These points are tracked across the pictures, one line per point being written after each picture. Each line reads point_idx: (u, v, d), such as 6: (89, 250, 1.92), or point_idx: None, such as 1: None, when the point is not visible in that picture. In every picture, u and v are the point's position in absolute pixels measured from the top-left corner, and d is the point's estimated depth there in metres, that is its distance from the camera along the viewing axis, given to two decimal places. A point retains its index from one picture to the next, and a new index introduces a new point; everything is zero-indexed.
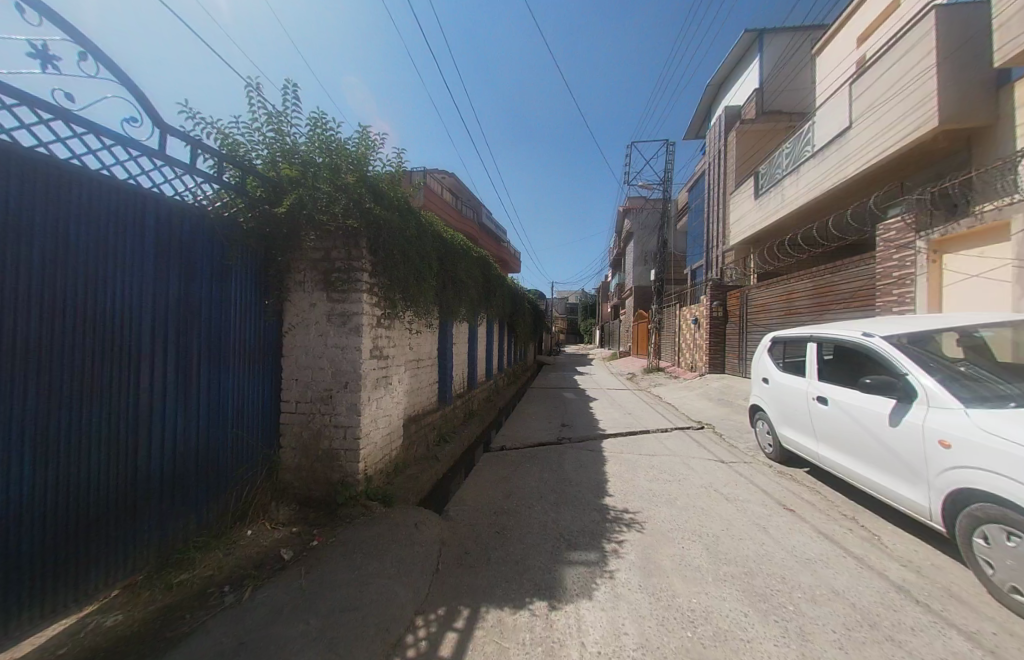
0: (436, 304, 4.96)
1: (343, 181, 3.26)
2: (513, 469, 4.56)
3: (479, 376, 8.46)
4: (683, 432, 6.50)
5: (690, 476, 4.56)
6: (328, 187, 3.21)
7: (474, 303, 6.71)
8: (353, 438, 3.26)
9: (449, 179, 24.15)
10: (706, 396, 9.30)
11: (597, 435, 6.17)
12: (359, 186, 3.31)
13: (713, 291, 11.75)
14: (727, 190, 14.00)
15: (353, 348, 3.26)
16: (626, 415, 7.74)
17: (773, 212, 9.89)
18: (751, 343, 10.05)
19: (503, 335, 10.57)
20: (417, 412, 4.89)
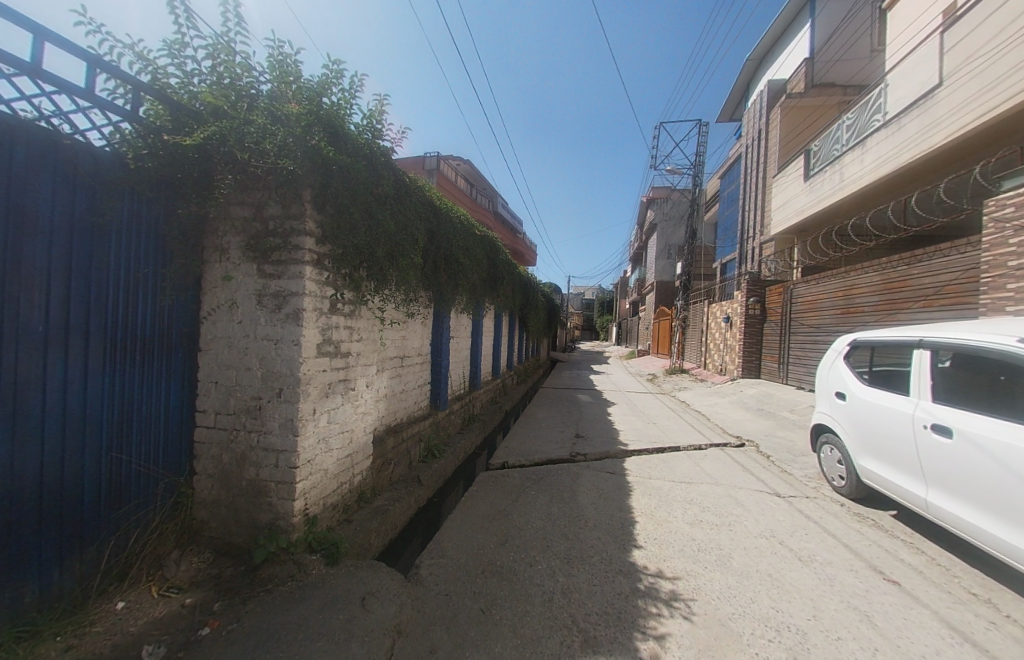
0: (425, 289, 4.03)
1: (283, 110, 2.32)
2: (513, 499, 3.60)
3: (484, 375, 7.53)
4: (722, 452, 5.43)
5: (740, 517, 3.53)
6: (262, 118, 2.26)
7: (477, 292, 5.72)
8: (286, 468, 2.34)
9: (464, 166, 23.16)
10: (743, 405, 8.14)
11: (618, 451, 5.17)
12: (306, 117, 2.35)
13: (750, 285, 10.48)
14: (766, 175, 12.60)
15: (289, 342, 2.33)
16: (651, 426, 6.71)
17: (828, 195, 8.58)
18: (795, 346, 8.79)
19: (513, 330, 9.58)
20: (398, 422, 3.97)
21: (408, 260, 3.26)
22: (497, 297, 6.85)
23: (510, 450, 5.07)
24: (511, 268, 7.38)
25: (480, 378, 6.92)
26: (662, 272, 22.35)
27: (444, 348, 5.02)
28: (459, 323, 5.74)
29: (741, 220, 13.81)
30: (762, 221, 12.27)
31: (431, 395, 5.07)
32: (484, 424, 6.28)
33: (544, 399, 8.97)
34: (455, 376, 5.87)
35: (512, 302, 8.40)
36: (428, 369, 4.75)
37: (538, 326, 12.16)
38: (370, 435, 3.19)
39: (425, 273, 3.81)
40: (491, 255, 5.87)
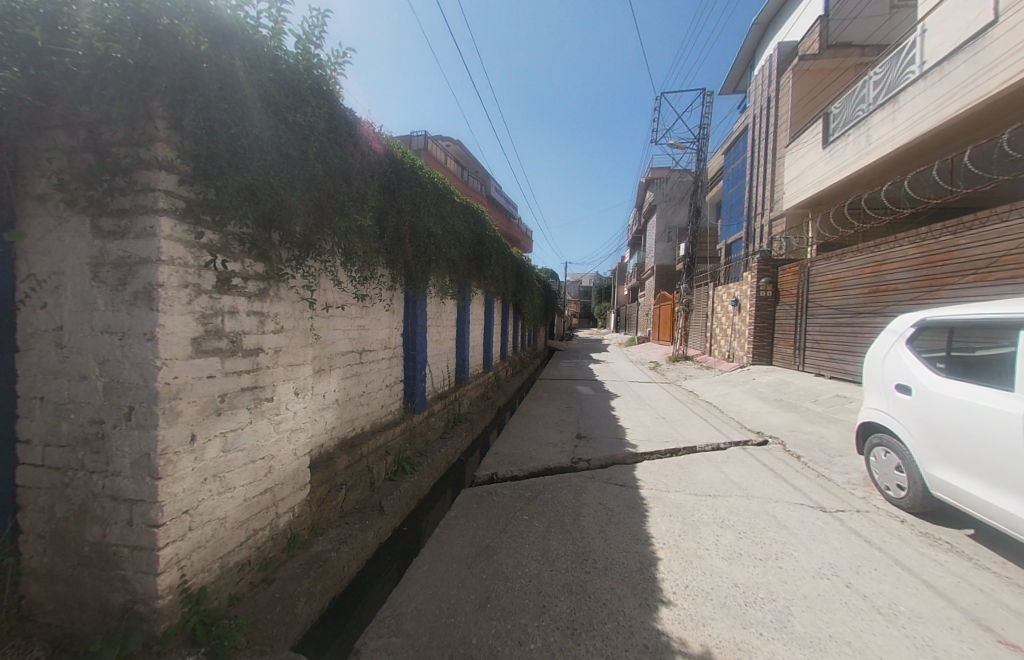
0: (385, 264, 3.18)
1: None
2: (499, 528, 2.82)
3: (472, 367, 6.71)
4: (744, 453, 4.69)
5: (788, 544, 2.77)
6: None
7: (459, 274, 4.87)
8: (144, 526, 1.54)
9: (454, 146, 21.97)
10: (758, 395, 7.37)
11: (626, 454, 4.40)
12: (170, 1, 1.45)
13: (761, 264, 9.66)
14: (774, 146, 11.67)
15: (139, 337, 1.51)
16: (660, 421, 5.95)
17: (850, 163, 7.72)
18: (813, 329, 7.99)
19: (506, 318, 8.74)
20: (356, 433, 3.15)
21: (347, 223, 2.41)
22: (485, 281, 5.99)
23: (499, 456, 4.28)
24: (500, 248, 6.50)
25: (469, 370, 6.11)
26: (662, 256, 21.45)
27: (423, 338, 4.18)
28: (439, 309, 4.89)
29: (747, 197, 12.90)
30: (771, 195, 11.39)
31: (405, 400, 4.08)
32: (474, 423, 5.47)
33: (539, 392, 8.18)
34: (438, 371, 5.05)
35: (502, 288, 7.53)
36: (400, 364, 3.93)
37: (534, 313, 11.31)
38: (306, 457, 2.39)
39: (380, 245, 2.96)
40: (474, 231, 5.00)
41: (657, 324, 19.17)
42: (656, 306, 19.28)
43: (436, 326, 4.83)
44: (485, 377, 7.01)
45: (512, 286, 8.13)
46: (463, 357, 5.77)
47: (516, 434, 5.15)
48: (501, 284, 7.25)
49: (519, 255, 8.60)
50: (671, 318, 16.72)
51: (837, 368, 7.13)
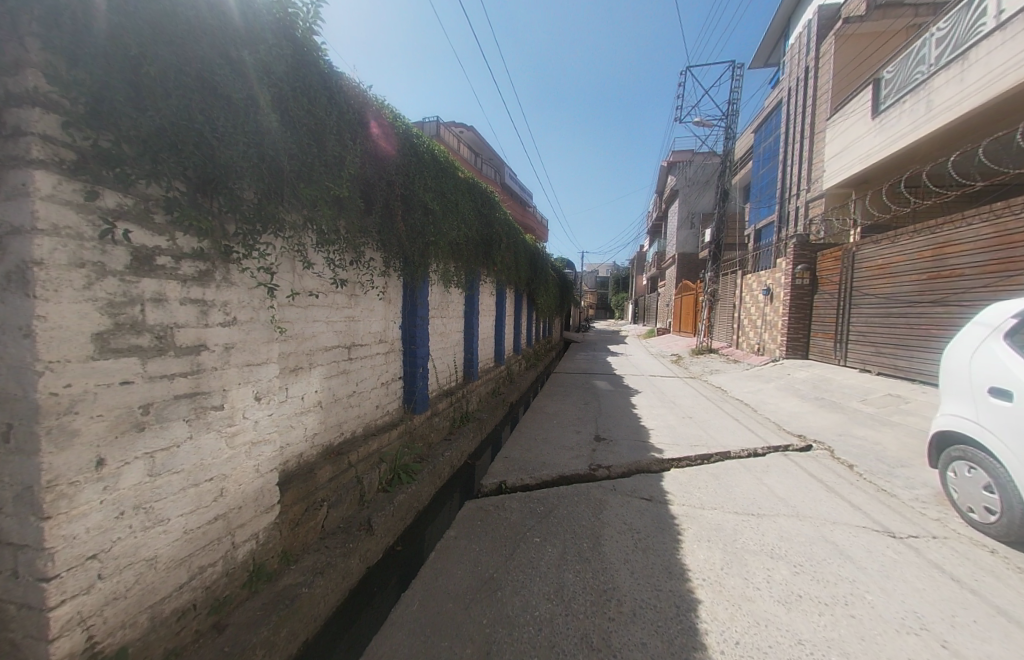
0: (374, 245, 2.74)
1: None
2: (506, 552, 2.39)
3: (483, 361, 6.28)
4: (787, 460, 4.12)
5: (858, 583, 2.26)
6: None
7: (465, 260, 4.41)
8: (29, 580, 1.17)
9: (467, 133, 21.35)
10: (795, 392, 6.72)
11: (651, 460, 3.92)
12: None
13: (798, 250, 8.85)
14: (812, 120, 10.69)
15: (11, 333, 1.13)
16: (686, 420, 5.42)
17: (905, 134, 6.85)
18: (858, 320, 7.24)
19: (520, 308, 8.27)
20: (345, 439, 2.76)
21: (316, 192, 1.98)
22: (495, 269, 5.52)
23: (509, 460, 3.86)
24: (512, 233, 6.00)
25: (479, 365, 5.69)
26: (683, 243, 20.57)
27: (427, 329, 3.76)
28: (445, 299, 4.46)
29: (780, 177, 11.98)
30: (808, 175, 10.48)
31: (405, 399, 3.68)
32: (487, 421, 5.05)
33: (554, 387, 7.71)
34: (445, 366, 4.64)
35: (514, 276, 7.03)
36: (399, 359, 3.52)
37: (549, 304, 10.80)
38: (275, 472, 2.01)
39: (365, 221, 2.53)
40: (480, 211, 4.52)
41: (678, 315, 18.34)
42: (678, 296, 18.43)
43: (441, 317, 4.40)
44: (497, 371, 6.58)
45: (525, 275, 7.66)
46: (473, 351, 5.34)
47: (528, 434, 4.72)
48: (513, 273, 6.76)
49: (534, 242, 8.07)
50: (693, 309, 15.92)
51: (887, 363, 6.41)
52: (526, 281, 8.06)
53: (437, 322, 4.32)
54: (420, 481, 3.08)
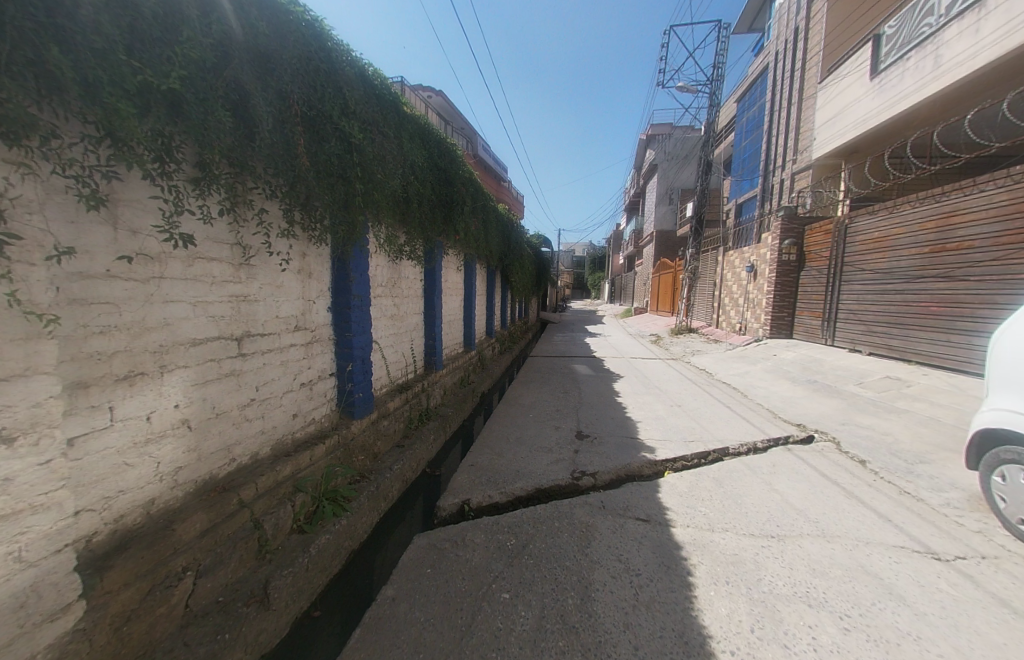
0: (270, 193, 1.87)
1: None
2: (462, 625, 1.71)
3: (448, 346, 5.47)
4: (793, 458, 3.61)
5: (927, 642, 1.71)
6: None
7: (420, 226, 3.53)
8: None
9: (435, 97, 19.64)
10: (784, 374, 6.29)
11: (643, 463, 3.30)
12: None
13: (786, 223, 8.32)
14: (800, 86, 10.07)
15: None
16: (675, 408, 4.86)
17: (909, 94, 6.31)
18: (849, 297, 6.84)
19: (492, 287, 7.43)
20: (237, 467, 1.96)
21: (104, 71, 1.12)
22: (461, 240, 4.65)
23: (474, 468, 3.16)
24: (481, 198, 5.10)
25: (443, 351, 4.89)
26: (662, 220, 19.93)
27: (367, 309, 2.93)
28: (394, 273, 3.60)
29: (764, 148, 11.40)
30: (796, 144, 9.93)
31: (341, 403, 2.84)
32: (454, 417, 4.30)
33: (528, 372, 7.03)
34: (399, 353, 3.83)
35: (484, 251, 6.17)
36: (330, 350, 2.69)
37: (524, 283, 9.99)
38: (73, 549, 1.22)
39: (241, 146, 1.65)
40: (439, 163, 3.60)
41: (655, 294, 17.93)
42: (655, 275, 17.96)
43: (390, 295, 3.56)
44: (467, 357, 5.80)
45: (496, 250, 6.80)
46: (434, 335, 4.54)
47: (498, 431, 4.01)
48: (483, 246, 5.90)
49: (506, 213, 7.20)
50: (671, 287, 15.48)
51: (881, 343, 6.05)
52: (499, 258, 7.22)
53: (385, 301, 3.47)
54: (354, 512, 2.33)
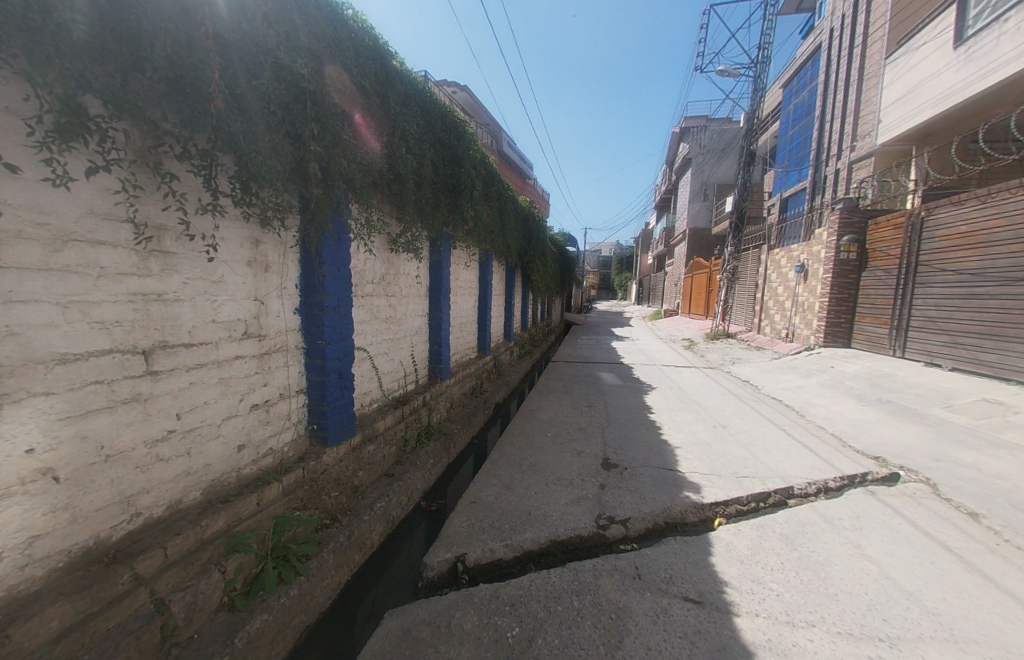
0: (176, 148, 1.34)
1: None
2: None
3: (458, 350, 4.88)
4: (881, 504, 2.81)
5: None
6: None
7: (424, 209, 2.92)
8: None
9: (458, 92, 19.10)
10: (847, 390, 5.37)
11: (685, 507, 2.62)
12: None
13: (843, 215, 7.24)
14: (854, 61, 8.86)
15: None
16: (718, 431, 4.09)
17: (1006, 61, 5.28)
18: (922, 302, 5.77)
19: (511, 287, 6.78)
20: (142, 525, 1.46)
21: None
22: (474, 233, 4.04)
23: (475, 507, 2.56)
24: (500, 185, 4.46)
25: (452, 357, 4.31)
26: (695, 217, 18.75)
27: (349, 311, 2.38)
28: (393, 268, 3.02)
29: (815, 136, 10.13)
30: (854, 130, 8.66)
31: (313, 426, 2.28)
32: (462, 434, 3.71)
33: (548, 379, 6.38)
34: (400, 361, 3.27)
35: (503, 246, 5.54)
36: (298, 362, 2.17)
37: (547, 283, 9.27)
38: None
39: (112, 73, 1.13)
40: (444, 138, 2.99)
41: (688, 296, 16.83)
42: (688, 275, 16.82)
43: (387, 295, 2.99)
44: (482, 362, 5.21)
45: (517, 246, 6.16)
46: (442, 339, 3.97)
47: (509, 454, 3.39)
48: (501, 241, 5.27)
49: (527, 206, 6.52)
50: (705, 288, 14.39)
51: (968, 356, 5.04)
52: (520, 255, 6.58)
53: (380, 301, 2.91)
54: (310, 576, 1.78)
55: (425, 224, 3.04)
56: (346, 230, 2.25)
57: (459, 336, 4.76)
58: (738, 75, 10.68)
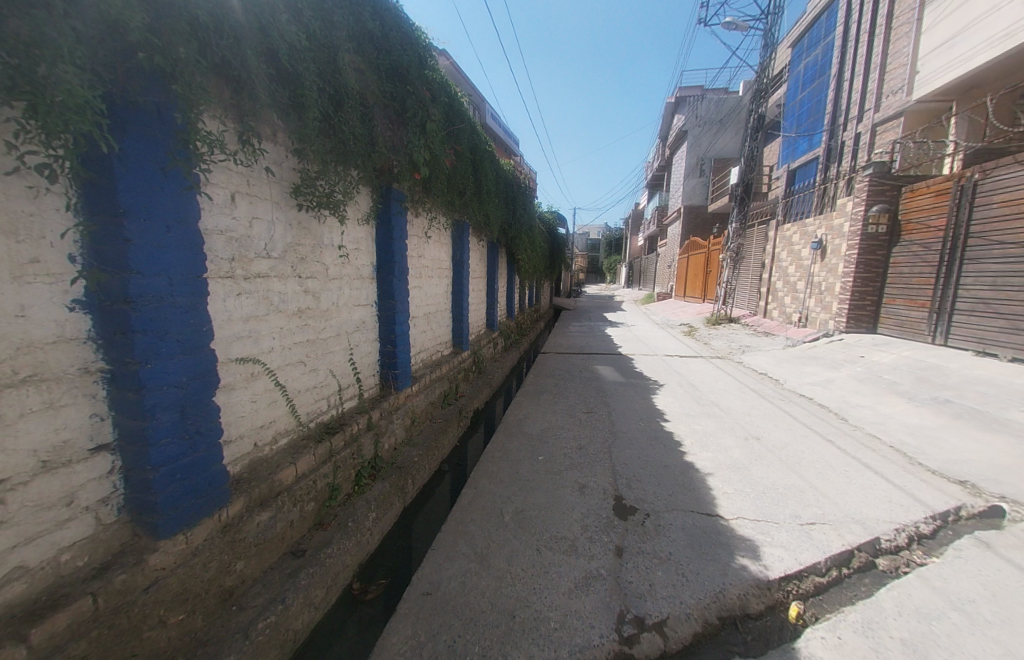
0: None
1: None
2: None
3: (431, 346, 3.92)
4: (1009, 565, 1.99)
5: None
6: None
7: (344, 134, 1.87)
8: None
9: None
10: (889, 385, 4.53)
11: (746, 589, 1.76)
12: None
13: (870, 183, 6.29)
14: (878, 10, 7.79)
15: None
16: (753, 447, 3.21)
17: None
18: (972, 281, 4.96)
19: (491, 268, 5.72)
20: None
21: None
22: (440, 190, 2.96)
23: (431, 604, 1.66)
24: (476, 131, 3.33)
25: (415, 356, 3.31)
26: (691, 193, 17.67)
27: (203, 297, 1.37)
28: (305, 232, 2.01)
29: (830, 99, 8.97)
30: (879, 89, 7.60)
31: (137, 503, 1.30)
32: (427, 463, 2.77)
33: (538, 372, 5.44)
34: (332, 370, 2.28)
35: (483, 219, 4.47)
36: (83, 397, 1.17)
37: (535, 265, 8.16)
38: None
39: None
40: (372, 22, 1.90)
41: (683, 277, 15.90)
42: (684, 255, 15.95)
43: (299, 275, 1.99)
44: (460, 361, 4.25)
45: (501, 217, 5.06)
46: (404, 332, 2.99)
47: (489, 490, 2.47)
48: (483, 210, 4.20)
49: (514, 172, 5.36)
50: (703, 269, 13.44)
51: None
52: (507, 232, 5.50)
53: (288, 283, 1.93)
54: None
55: (352, 162, 1.98)
56: (170, 149, 1.22)
57: (428, 327, 3.76)
58: (749, 27, 9.39)
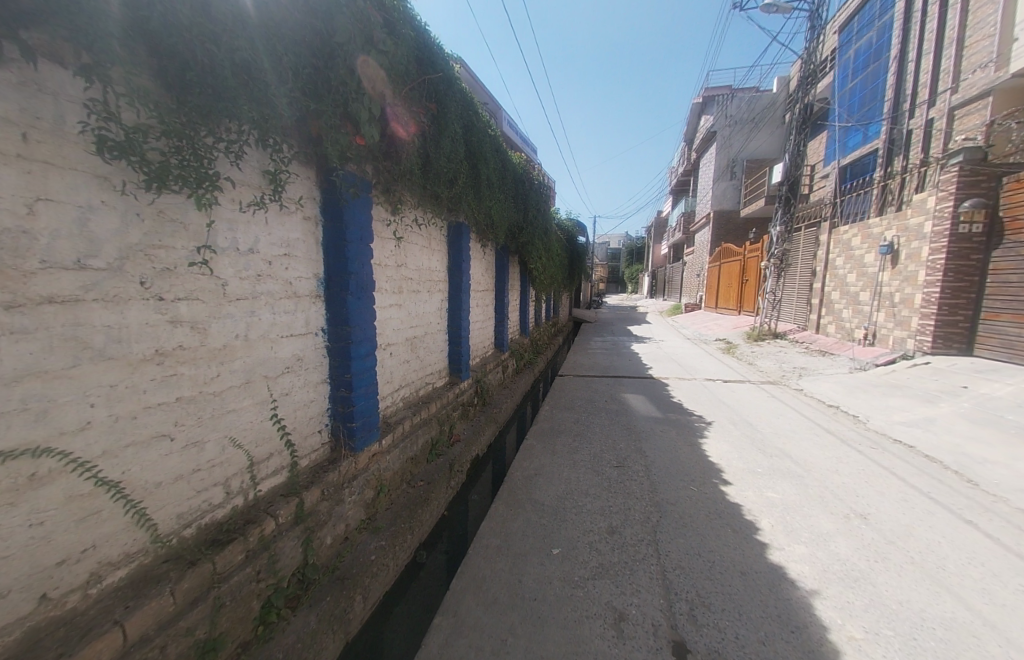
0: None
1: None
2: None
3: (425, 380, 3.08)
4: None
5: None
6: None
7: (200, 61, 1.11)
8: None
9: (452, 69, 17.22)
10: (1020, 430, 3.36)
11: None
12: None
13: (958, 173, 5.06)
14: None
15: None
16: (863, 532, 2.22)
17: None
18: None
19: (500, 279, 4.89)
20: None
21: None
22: (414, 174, 2.16)
23: None
24: (464, 97, 2.54)
25: (390, 396, 2.50)
26: (722, 197, 16.42)
27: None
28: (169, 226, 1.25)
29: (890, 84, 7.57)
30: (956, 68, 6.27)
31: None
32: (395, 560, 1.93)
33: (557, 399, 4.54)
34: (238, 437, 1.52)
35: (487, 221, 3.65)
36: None
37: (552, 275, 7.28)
38: None
39: None
40: None
41: (715, 286, 14.70)
42: (716, 262, 14.74)
43: (158, 296, 1.23)
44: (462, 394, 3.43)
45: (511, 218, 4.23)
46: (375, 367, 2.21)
47: (475, 616, 1.62)
48: (487, 208, 3.37)
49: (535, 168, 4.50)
50: (739, 277, 12.21)
51: None
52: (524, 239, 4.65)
53: (132, 311, 1.17)
54: None
55: (230, 113, 1.24)
56: None
57: (420, 355, 2.96)
58: (792, 8, 8.33)
